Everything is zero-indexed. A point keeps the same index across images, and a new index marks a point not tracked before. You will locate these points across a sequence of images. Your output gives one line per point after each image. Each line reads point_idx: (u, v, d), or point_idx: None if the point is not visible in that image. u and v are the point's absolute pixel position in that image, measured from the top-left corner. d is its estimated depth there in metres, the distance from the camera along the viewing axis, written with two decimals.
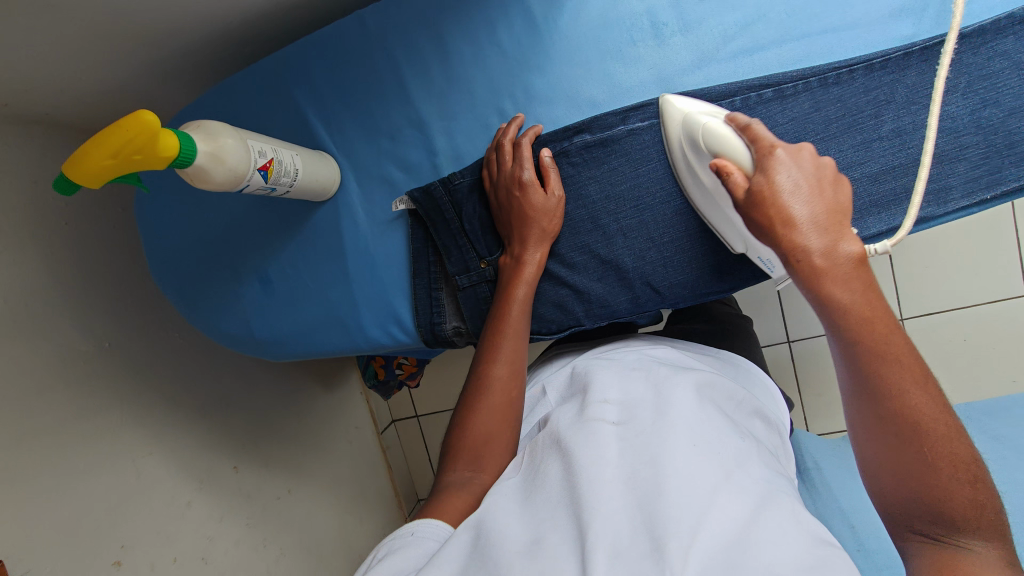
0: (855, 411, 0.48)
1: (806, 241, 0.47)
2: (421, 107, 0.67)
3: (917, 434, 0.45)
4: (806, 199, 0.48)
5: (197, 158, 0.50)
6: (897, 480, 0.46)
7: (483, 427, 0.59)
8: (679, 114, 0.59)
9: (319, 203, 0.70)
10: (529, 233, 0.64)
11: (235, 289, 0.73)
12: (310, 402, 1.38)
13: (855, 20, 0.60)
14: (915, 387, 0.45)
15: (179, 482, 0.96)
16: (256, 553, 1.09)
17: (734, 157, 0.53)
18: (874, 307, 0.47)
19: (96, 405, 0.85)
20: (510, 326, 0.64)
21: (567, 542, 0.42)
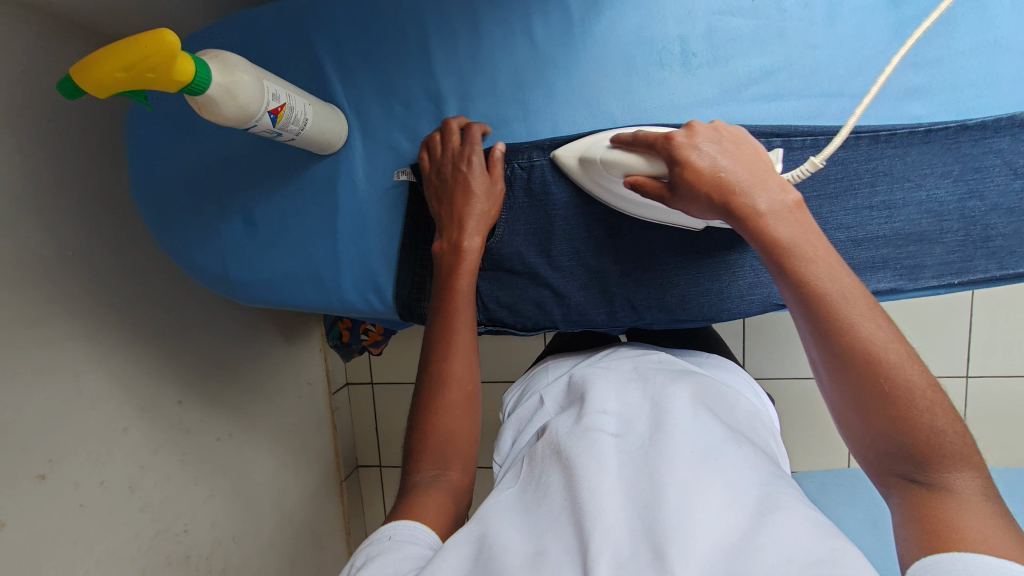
0: (817, 351, 0.49)
1: (748, 198, 0.50)
2: (442, 82, 0.66)
3: (873, 365, 0.46)
4: (728, 164, 0.51)
5: (210, 88, 0.48)
6: (866, 416, 0.47)
7: (448, 424, 0.59)
8: (572, 160, 0.63)
9: (320, 156, 0.69)
10: (470, 218, 0.63)
11: (217, 224, 0.71)
12: (268, 350, 1.37)
13: (871, 90, 0.63)
14: (869, 313, 0.47)
15: (119, 407, 0.94)
16: (185, 490, 1.08)
17: (639, 163, 0.56)
18: (811, 241, 0.50)
19: (49, 314, 0.82)
20: (458, 317, 0.63)
21: (569, 553, 0.43)
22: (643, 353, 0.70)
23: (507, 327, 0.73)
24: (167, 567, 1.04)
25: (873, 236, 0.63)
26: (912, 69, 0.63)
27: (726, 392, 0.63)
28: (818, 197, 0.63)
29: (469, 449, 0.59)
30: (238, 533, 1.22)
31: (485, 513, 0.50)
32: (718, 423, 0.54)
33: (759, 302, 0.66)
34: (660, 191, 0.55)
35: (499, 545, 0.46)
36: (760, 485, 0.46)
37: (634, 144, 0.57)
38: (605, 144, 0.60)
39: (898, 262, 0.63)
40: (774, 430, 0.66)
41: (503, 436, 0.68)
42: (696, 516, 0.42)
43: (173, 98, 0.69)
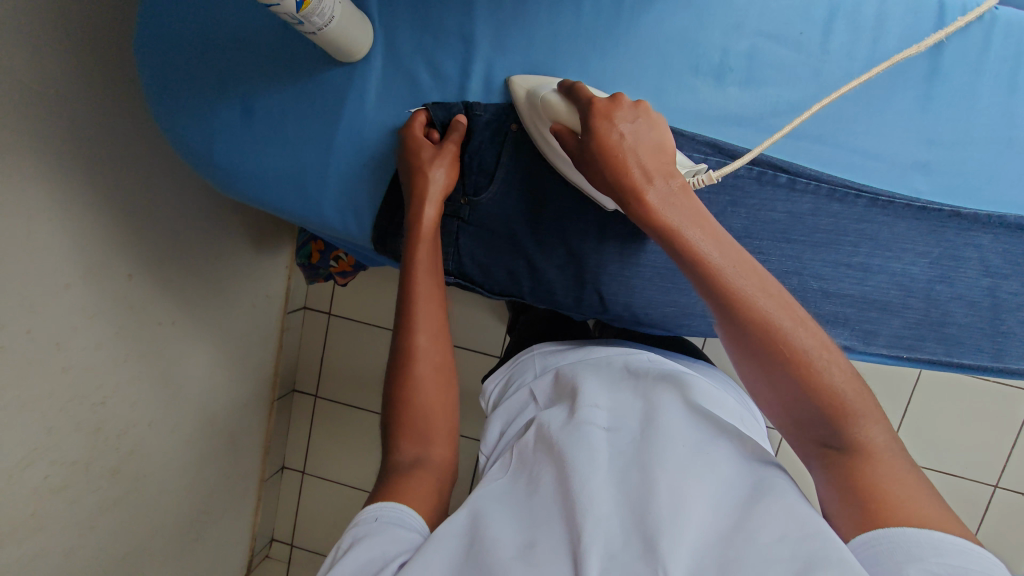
0: (724, 331, 0.52)
1: (647, 184, 0.52)
2: (478, 24, 0.62)
3: (775, 337, 0.49)
4: (635, 144, 0.53)
5: None
6: (777, 390, 0.51)
7: (419, 396, 0.63)
8: (523, 90, 0.61)
9: (334, 63, 0.65)
10: (428, 190, 0.63)
11: (211, 102, 0.67)
12: (231, 251, 1.33)
13: (884, 154, 0.63)
14: (759, 292, 0.50)
15: (64, 263, 0.90)
16: (113, 363, 1.06)
17: (564, 113, 0.57)
18: (706, 220, 0.52)
19: (16, 146, 0.78)
20: (421, 292, 0.64)
21: (560, 542, 0.49)
22: (632, 353, 0.75)
23: (473, 285, 0.71)
24: (76, 434, 1.02)
25: (844, 293, 0.64)
26: (924, 145, 0.63)
27: (714, 392, 0.69)
28: (804, 243, 0.64)
29: (447, 425, 0.64)
30: (157, 420, 1.21)
31: (479, 503, 0.56)
32: (710, 418, 0.60)
33: None
34: (572, 150, 0.57)
35: (489, 537, 0.50)
36: (749, 479, 0.53)
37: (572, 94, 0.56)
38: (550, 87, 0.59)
39: (858, 324, 0.65)
40: (758, 429, 0.74)
41: (489, 428, 0.75)
42: (684, 508, 0.48)
43: None
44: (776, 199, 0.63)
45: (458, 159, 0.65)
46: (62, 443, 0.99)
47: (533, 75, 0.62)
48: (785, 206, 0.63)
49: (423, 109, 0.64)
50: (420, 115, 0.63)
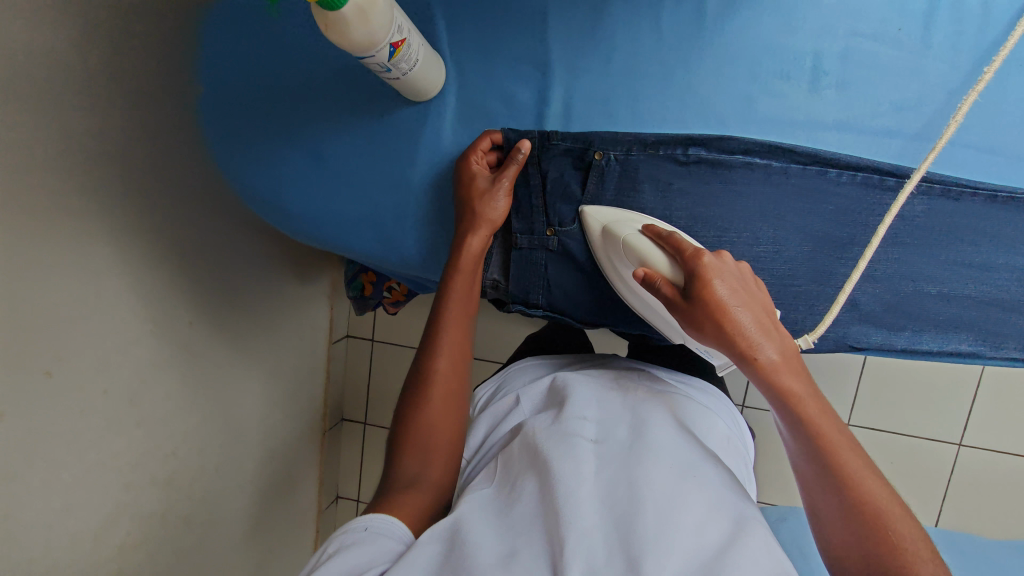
0: (818, 497, 0.53)
1: (760, 344, 0.50)
2: (552, 49, 0.60)
3: (865, 505, 0.51)
4: (744, 304, 0.51)
5: (345, 7, 0.42)
6: (860, 562, 0.51)
7: (429, 419, 0.63)
8: (597, 224, 0.60)
9: (407, 102, 0.63)
10: (474, 221, 0.62)
11: (284, 152, 0.66)
12: (281, 287, 1.31)
13: (998, 144, 0.57)
14: (864, 469, 0.52)
15: (131, 317, 0.90)
16: (181, 412, 1.04)
17: (659, 259, 0.55)
18: (813, 393, 0.53)
19: (84, 208, 0.78)
20: (449, 319, 0.66)
21: (541, 558, 0.48)
22: (627, 369, 0.75)
23: (561, 316, 0.69)
24: (151, 486, 1.01)
25: (964, 295, 0.59)
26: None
27: (698, 410, 0.69)
28: (915, 245, 0.58)
29: (449, 448, 0.64)
30: (221, 463, 1.20)
31: (464, 508, 0.55)
32: (696, 441, 0.60)
33: (832, 339, 0.60)
34: (668, 296, 0.53)
35: (470, 545, 0.50)
36: (734, 503, 0.52)
37: (664, 241, 0.56)
38: (631, 228, 0.58)
39: (986, 327, 0.59)
40: (746, 454, 0.73)
41: (473, 430, 0.71)
42: (669, 529, 0.47)
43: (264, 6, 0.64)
44: (883, 203, 0.58)
45: (509, 192, 0.63)
46: (138, 497, 0.98)
47: (606, 206, 0.62)
48: (894, 209, 0.58)
49: (494, 132, 0.62)
50: (484, 137, 0.62)
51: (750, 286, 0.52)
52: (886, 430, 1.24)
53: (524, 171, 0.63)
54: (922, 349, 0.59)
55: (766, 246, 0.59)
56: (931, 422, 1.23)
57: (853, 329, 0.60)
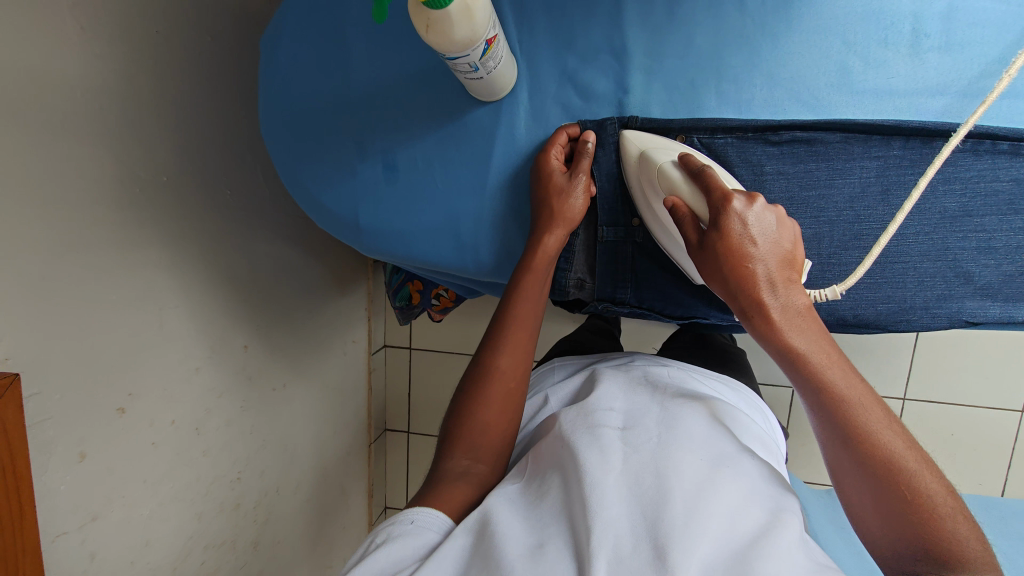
0: (830, 454, 0.52)
1: (764, 296, 0.51)
2: (630, 34, 0.58)
3: (889, 469, 0.49)
4: (762, 251, 0.51)
5: (451, 4, 0.43)
6: (882, 518, 0.50)
7: (485, 417, 0.61)
8: (634, 148, 0.57)
9: (479, 102, 0.61)
10: (549, 217, 0.60)
11: (353, 164, 0.64)
12: (325, 302, 1.29)
13: None
14: (882, 420, 0.51)
15: (192, 346, 0.88)
16: (242, 437, 1.03)
17: (686, 192, 0.53)
18: (828, 345, 0.52)
19: (144, 240, 0.77)
20: (518, 316, 0.63)
21: (567, 546, 0.46)
22: (657, 370, 0.74)
23: (649, 313, 0.66)
24: (221, 514, 1.00)
25: None
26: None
27: (731, 413, 0.67)
28: None
29: (502, 445, 0.61)
30: (281, 486, 1.18)
31: (493, 498, 0.53)
32: (730, 437, 0.57)
33: (945, 316, 0.57)
34: (688, 237, 0.53)
35: (498, 532, 0.47)
36: (771, 499, 0.49)
37: (697, 175, 0.53)
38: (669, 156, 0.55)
39: None
40: (779, 457, 0.71)
41: None
42: (698, 519, 0.44)
43: (324, 18, 0.63)
44: (994, 167, 0.55)
45: (588, 188, 0.61)
46: (210, 526, 0.98)
47: (644, 132, 0.58)
48: (1008, 173, 0.55)
49: (573, 125, 0.61)
50: (560, 132, 0.60)
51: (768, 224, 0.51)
52: (957, 403, 1.20)
53: (594, 164, 0.61)
54: None
55: (870, 222, 0.57)
56: (1005, 392, 1.18)
57: (969, 303, 0.56)
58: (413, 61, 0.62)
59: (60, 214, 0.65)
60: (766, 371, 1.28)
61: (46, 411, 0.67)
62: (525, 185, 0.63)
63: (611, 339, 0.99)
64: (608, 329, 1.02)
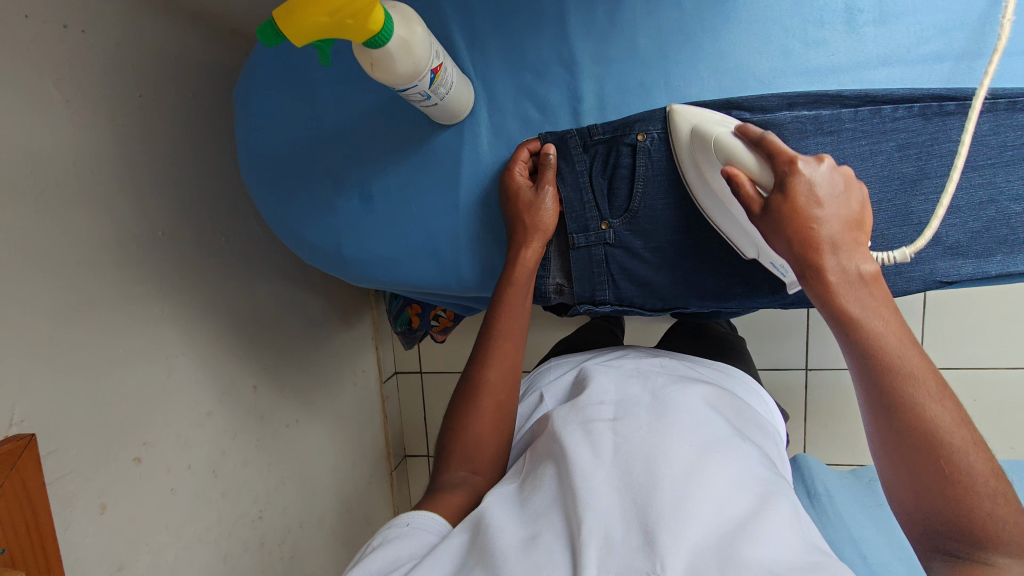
0: (872, 426, 0.50)
1: (824, 260, 0.50)
2: (577, 44, 0.60)
3: (934, 446, 0.47)
4: (829, 214, 0.49)
5: (390, 41, 0.47)
6: (918, 498, 0.48)
7: (477, 430, 0.62)
8: (685, 124, 0.57)
9: (442, 126, 0.64)
10: (523, 231, 0.62)
11: (330, 198, 0.67)
12: (329, 335, 1.31)
13: None
14: (936, 395, 0.48)
15: (202, 391, 0.91)
16: (260, 476, 1.05)
17: (746, 161, 0.52)
18: (891, 314, 0.50)
19: (145, 293, 0.80)
20: (504, 328, 0.65)
21: (560, 536, 0.47)
22: (649, 361, 0.75)
23: (630, 308, 0.68)
24: (246, 553, 1.02)
25: None
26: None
27: (726, 397, 0.68)
28: (992, 166, 0.56)
29: (499, 456, 0.62)
30: (304, 521, 1.20)
31: (488, 499, 0.54)
32: (722, 421, 0.58)
33: (919, 279, 0.58)
34: (748, 199, 0.52)
35: (493, 527, 0.49)
36: (760, 481, 0.50)
37: (756, 146, 0.52)
38: (724, 128, 0.54)
39: None
40: (777, 440, 0.71)
41: None
42: (687, 504, 0.45)
43: (290, 65, 0.66)
44: (946, 128, 0.56)
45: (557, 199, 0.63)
46: (236, 567, 0.99)
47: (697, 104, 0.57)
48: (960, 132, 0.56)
49: (534, 139, 0.63)
50: (521, 150, 0.62)
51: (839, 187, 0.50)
52: (972, 367, 1.18)
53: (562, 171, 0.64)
54: (1019, 271, 0.56)
55: None
56: (1021, 351, 1.16)
57: (940, 264, 0.57)
58: (377, 94, 0.65)
59: (63, 277, 0.69)
60: (774, 356, 1.27)
61: (65, 468, 0.70)
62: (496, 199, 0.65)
63: (611, 338, 1.00)
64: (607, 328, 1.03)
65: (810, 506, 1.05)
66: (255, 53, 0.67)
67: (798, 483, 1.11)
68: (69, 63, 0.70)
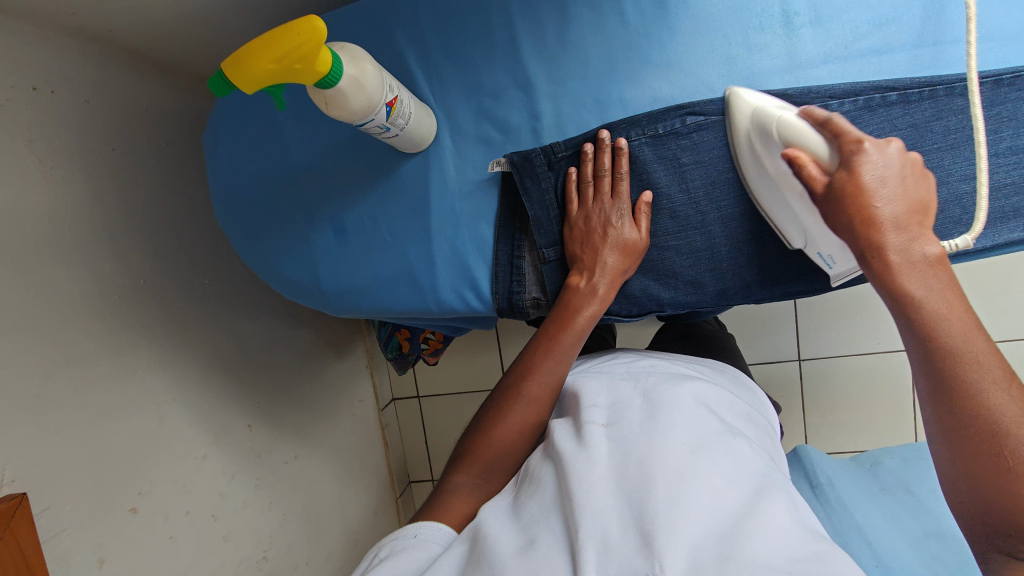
0: (929, 414, 0.49)
1: (885, 239, 0.49)
2: (530, 67, 0.63)
3: (995, 439, 0.44)
4: (894, 195, 0.49)
5: (341, 81, 0.49)
6: (974, 496, 0.46)
7: (503, 440, 0.62)
8: (747, 107, 0.57)
9: (409, 154, 0.66)
10: (606, 264, 0.63)
11: (306, 234, 0.69)
12: (323, 367, 1.32)
13: (991, 32, 0.57)
14: (1004, 386, 0.45)
15: (195, 435, 0.91)
16: (262, 515, 1.04)
17: (813, 143, 0.53)
18: (956, 299, 0.48)
19: (131, 341, 0.81)
20: (558, 352, 0.65)
21: (559, 543, 0.47)
22: (640, 362, 0.75)
23: (610, 315, 0.69)
24: None
25: (1004, 184, 0.57)
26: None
27: (717, 391, 0.68)
28: (937, 150, 0.58)
29: (508, 468, 0.63)
30: (311, 558, 1.19)
31: (482, 514, 0.54)
32: (715, 417, 0.58)
33: None
34: (813, 182, 0.52)
35: (491, 538, 0.49)
36: (753, 476, 0.50)
37: (823, 128, 0.53)
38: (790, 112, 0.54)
39: None
40: (771, 432, 0.71)
41: None
42: (682, 501, 0.46)
43: (256, 110, 0.68)
44: (891, 118, 0.58)
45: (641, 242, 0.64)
46: None
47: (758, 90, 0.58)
48: (904, 120, 0.58)
49: (505, 158, 0.64)
50: (606, 134, 0.61)
51: (905, 166, 0.50)
52: None
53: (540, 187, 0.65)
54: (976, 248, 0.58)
55: None
56: (1008, 322, 1.17)
57: None
58: (343, 130, 0.66)
59: (47, 333, 0.69)
60: (765, 349, 1.28)
61: (59, 524, 0.70)
62: (469, 219, 0.66)
63: (601, 345, 1.01)
64: (597, 335, 1.04)
65: (813, 498, 1.03)
66: (220, 102, 0.69)
67: (801, 474, 1.10)
68: (41, 124, 0.72)
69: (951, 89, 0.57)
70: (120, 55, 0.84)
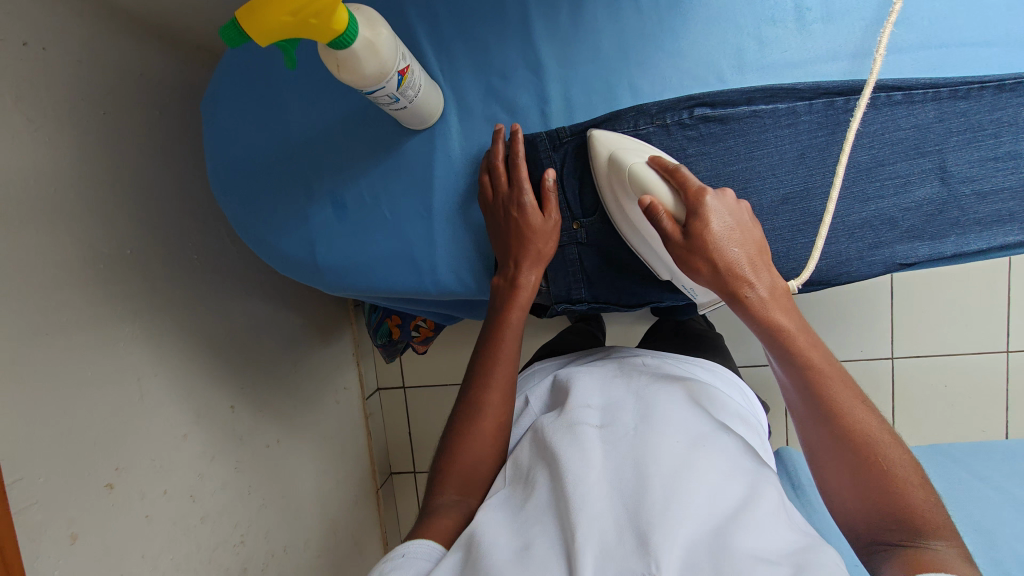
0: (815, 435, 0.54)
1: (751, 277, 0.54)
2: (541, 48, 0.62)
3: (870, 445, 0.52)
4: (744, 238, 0.54)
5: (355, 42, 0.48)
6: (856, 490, 0.52)
7: (473, 453, 0.61)
8: (605, 152, 0.59)
9: (413, 131, 0.64)
10: (525, 255, 0.63)
11: (304, 208, 0.67)
12: (309, 352, 1.29)
13: (995, 39, 0.58)
14: (858, 401, 0.53)
15: (176, 412, 0.88)
16: (240, 499, 1.02)
17: (663, 193, 0.55)
18: (810, 333, 0.55)
19: (114, 312, 0.79)
20: (503, 352, 0.66)
21: (554, 545, 0.46)
22: (630, 361, 0.75)
23: (607, 305, 0.71)
24: None
25: (1001, 188, 0.58)
26: None
27: (711, 393, 0.68)
28: (939, 151, 0.58)
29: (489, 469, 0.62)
30: (289, 544, 1.16)
31: (478, 514, 0.53)
32: (705, 413, 0.59)
33: (881, 262, 0.60)
34: (669, 231, 0.54)
35: (485, 543, 0.48)
36: (747, 472, 0.50)
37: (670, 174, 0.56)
38: (640, 157, 0.57)
39: None
40: (760, 431, 0.72)
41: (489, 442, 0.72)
42: (678, 504, 0.45)
43: (257, 79, 0.66)
44: (895, 117, 0.59)
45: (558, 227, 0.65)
46: None
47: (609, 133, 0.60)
48: (908, 120, 0.59)
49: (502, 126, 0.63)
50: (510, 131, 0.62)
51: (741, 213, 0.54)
52: (943, 352, 1.22)
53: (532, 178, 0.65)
54: (971, 249, 0.59)
55: (796, 189, 0.60)
56: (986, 335, 1.20)
57: (899, 247, 0.60)
58: (347, 104, 0.65)
59: (28, 297, 0.67)
60: (753, 352, 1.29)
61: (32, 496, 0.67)
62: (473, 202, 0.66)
63: (592, 340, 1.01)
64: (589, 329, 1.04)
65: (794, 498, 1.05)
66: (220, 71, 0.68)
67: (784, 477, 1.12)
68: (30, 81, 0.69)
69: (956, 92, 0.58)
70: (116, 17, 0.82)
